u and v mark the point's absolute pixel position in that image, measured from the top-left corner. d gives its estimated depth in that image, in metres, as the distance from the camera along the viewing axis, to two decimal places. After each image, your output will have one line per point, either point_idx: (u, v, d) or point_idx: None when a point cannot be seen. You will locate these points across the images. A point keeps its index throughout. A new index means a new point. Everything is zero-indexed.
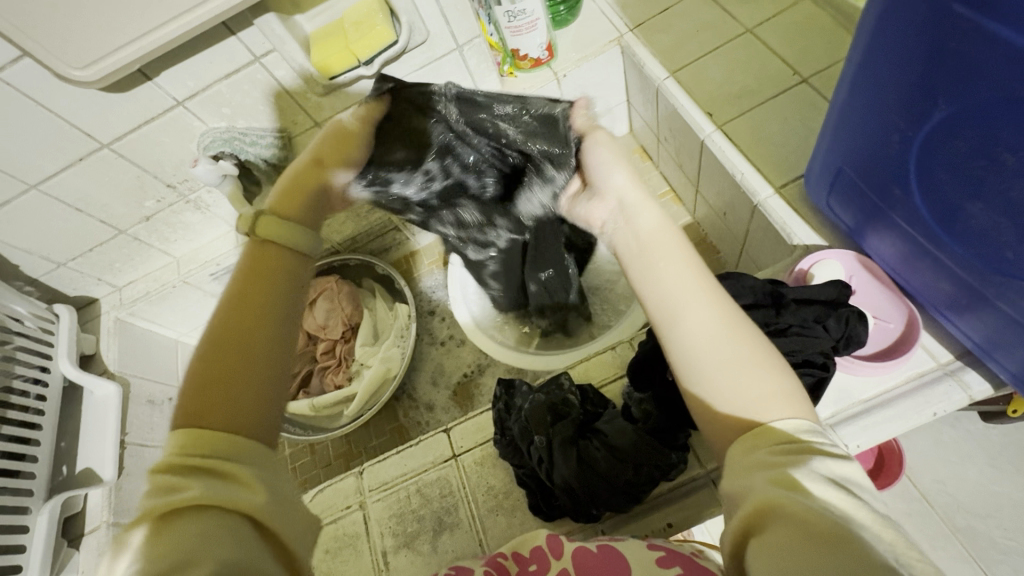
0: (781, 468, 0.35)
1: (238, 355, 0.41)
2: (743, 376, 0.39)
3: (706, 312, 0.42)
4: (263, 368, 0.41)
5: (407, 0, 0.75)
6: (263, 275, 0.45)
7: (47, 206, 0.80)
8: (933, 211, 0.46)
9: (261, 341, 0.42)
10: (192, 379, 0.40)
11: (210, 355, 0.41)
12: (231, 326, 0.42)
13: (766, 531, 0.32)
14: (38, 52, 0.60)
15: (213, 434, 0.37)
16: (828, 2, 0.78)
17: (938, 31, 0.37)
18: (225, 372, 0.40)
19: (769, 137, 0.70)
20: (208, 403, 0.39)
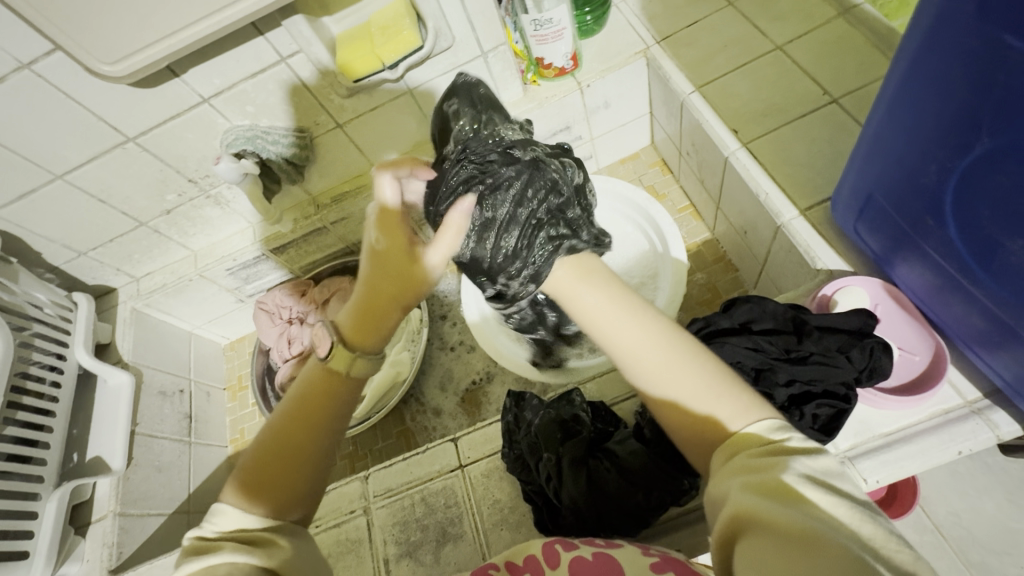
0: (760, 474, 0.35)
1: (285, 463, 0.44)
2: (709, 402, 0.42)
3: (637, 335, 0.47)
4: (311, 473, 0.45)
5: (434, 5, 0.73)
6: (326, 393, 0.47)
7: (71, 196, 0.81)
8: (968, 244, 0.44)
9: (305, 454, 0.45)
10: (244, 477, 0.44)
11: (262, 460, 0.45)
12: (292, 429, 0.46)
13: (744, 536, 0.32)
14: (70, 47, 0.61)
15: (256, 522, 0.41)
16: (861, 22, 0.76)
17: (988, 61, 0.35)
18: (285, 463, 0.44)
19: (795, 157, 0.69)
20: (264, 492, 0.43)
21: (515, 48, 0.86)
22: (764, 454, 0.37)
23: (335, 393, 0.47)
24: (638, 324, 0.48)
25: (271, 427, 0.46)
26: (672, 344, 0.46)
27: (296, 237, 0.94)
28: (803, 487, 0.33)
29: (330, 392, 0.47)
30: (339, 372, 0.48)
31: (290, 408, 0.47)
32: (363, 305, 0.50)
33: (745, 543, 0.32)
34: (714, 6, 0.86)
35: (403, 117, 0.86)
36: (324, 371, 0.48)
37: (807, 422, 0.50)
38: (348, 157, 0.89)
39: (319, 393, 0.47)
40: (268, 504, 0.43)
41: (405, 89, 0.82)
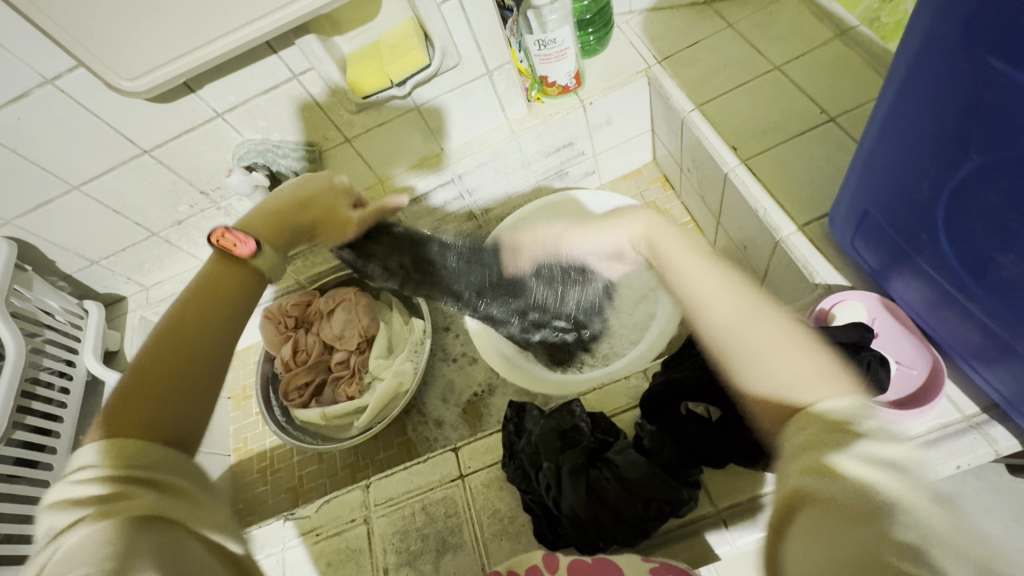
0: (808, 446, 0.32)
1: (169, 363, 0.41)
2: (776, 359, 0.37)
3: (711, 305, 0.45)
4: (206, 369, 0.42)
5: (442, 25, 0.76)
6: (219, 284, 0.47)
7: (87, 206, 0.84)
8: (962, 259, 0.45)
9: (193, 353, 0.42)
10: (120, 391, 0.39)
11: (140, 369, 0.41)
12: (179, 326, 0.43)
13: (804, 511, 0.29)
14: (93, 64, 0.64)
15: (140, 440, 0.36)
16: (857, 43, 0.78)
17: (975, 82, 0.37)
18: (173, 360, 0.41)
19: (794, 174, 0.70)
20: (146, 393, 0.39)
21: (520, 67, 0.88)
22: (820, 420, 0.32)
23: (225, 279, 0.48)
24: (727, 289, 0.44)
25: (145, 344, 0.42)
26: (730, 285, 0.44)
27: (302, 248, 0.96)
28: (859, 456, 0.29)
29: (223, 290, 0.47)
30: (238, 261, 0.50)
31: (179, 303, 0.45)
32: (263, 212, 0.59)
33: (809, 524, 0.29)
34: (714, 28, 0.88)
35: (410, 132, 0.88)
36: (224, 262, 0.49)
37: None
38: (356, 170, 0.92)
39: (214, 295, 0.46)
40: (139, 424, 0.37)
41: (412, 106, 0.85)
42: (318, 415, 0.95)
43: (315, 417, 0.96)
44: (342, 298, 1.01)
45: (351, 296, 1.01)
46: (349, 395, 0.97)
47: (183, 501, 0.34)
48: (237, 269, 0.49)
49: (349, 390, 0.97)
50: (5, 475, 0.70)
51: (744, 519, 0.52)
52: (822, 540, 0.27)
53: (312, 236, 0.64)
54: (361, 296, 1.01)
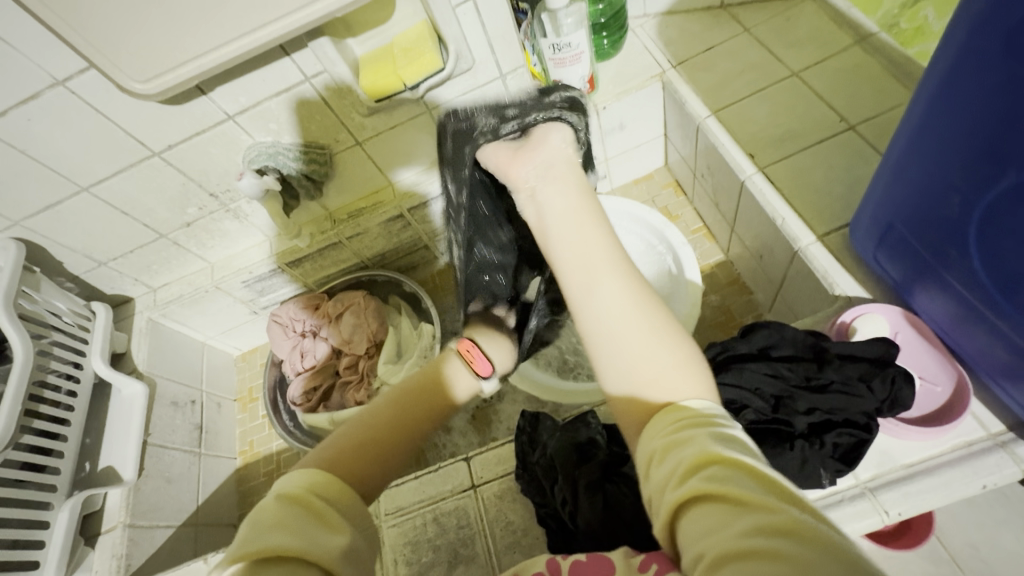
0: (680, 451, 0.36)
1: (371, 453, 0.48)
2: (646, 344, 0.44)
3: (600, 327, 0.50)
4: (392, 464, 0.50)
5: (456, 28, 0.75)
6: (423, 391, 0.55)
7: (95, 208, 0.83)
8: (993, 277, 0.44)
9: (387, 458, 0.49)
10: (330, 451, 0.47)
11: (344, 446, 0.48)
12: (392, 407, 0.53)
13: (695, 508, 0.32)
14: (105, 65, 0.63)
15: (339, 484, 0.44)
16: (877, 50, 0.77)
17: (1012, 98, 0.36)
18: (364, 457, 0.48)
19: (813, 183, 0.69)
20: (349, 464, 0.46)
21: (533, 71, 0.87)
22: (683, 425, 0.38)
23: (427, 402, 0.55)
24: (621, 282, 0.47)
25: (347, 431, 0.50)
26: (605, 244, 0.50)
27: (310, 251, 0.95)
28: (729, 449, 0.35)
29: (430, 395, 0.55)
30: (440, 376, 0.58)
31: (393, 401, 0.53)
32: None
33: (702, 518, 0.32)
34: (730, 33, 0.87)
35: (421, 135, 0.87)
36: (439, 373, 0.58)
37: (827, 451, 0.49)
38: (366, 173, 0.91)
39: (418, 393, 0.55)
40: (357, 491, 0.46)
41: (425, 109, 0.84)
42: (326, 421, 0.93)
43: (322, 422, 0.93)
44: (350, 302, 1.00)
45: (359, 300, 1.00)
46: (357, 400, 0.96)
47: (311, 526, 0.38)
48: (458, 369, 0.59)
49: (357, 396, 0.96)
50: (13, 480, 0.69)
51: None
52: (715, 527, 0.30)
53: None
54: (369, 299, 1.00)
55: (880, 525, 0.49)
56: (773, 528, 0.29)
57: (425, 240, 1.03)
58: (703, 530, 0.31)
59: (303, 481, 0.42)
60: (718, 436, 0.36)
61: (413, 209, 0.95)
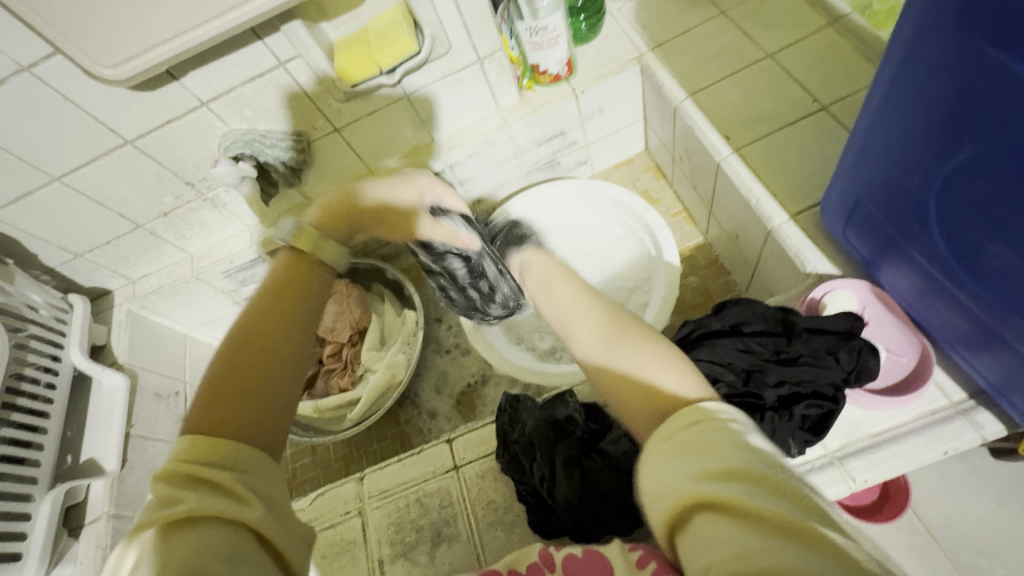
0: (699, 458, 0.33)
1: (245, 380, 0.43)
2: (630, 350, 0.42)
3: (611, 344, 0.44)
4: (280, 374, 0.45)
5: (431, 11, 0.74)
6: (294, 281, 0.50)
7: (68, 198, 0.82)
8: (953, 248, 0.45)
9: (267, 375, 0.44)
10: (202, 398, 0.42)
11: (220, 377, 0.43)
12: (258, 322, 0.46)
13: (707, 516, 0.30)
14: (71, 50, 0.62)
15: (213, 444, 0.39)
16: (849, 31, 0.78)
17: (968, 71, 0.36)
18: (233, 396, 0.42)
19: (785, 163, 0.70)
20: (220, 410, 0.41)
21: (510, 55, 0.86)
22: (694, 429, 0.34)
23: (297, 285, 0.50)
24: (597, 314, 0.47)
25: (216, 368, 0.44)
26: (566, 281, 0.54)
27: (292, 239, 0.94)
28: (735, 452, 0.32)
29: (301, 293, 0.50)
30: (307, 259, 0.53)
31: (258, 307, 0.47)
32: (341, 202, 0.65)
33: (711, 527, 0.29)
34: (706, 15, 0.88)
35: (400, 121, 0.87)
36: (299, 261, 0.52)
37: (796, 422, 0.51)
38: (344, 160, 0.90)
39: (291, 295, 0.49)
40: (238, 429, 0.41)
41: (402, 94, 0.83)
42: (311, 409, 0.95)
43: (308, 410, 0.95)
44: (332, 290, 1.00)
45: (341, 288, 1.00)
46: (342, 387, 0.97)
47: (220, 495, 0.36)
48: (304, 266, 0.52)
49: (341, 382, 0.97)
50: None
51: None
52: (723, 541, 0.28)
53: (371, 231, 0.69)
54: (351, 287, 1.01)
55: (848, 492, 0.51)
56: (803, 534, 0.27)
57: None
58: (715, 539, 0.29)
59: (180, 454, 0.39)
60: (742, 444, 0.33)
61: None
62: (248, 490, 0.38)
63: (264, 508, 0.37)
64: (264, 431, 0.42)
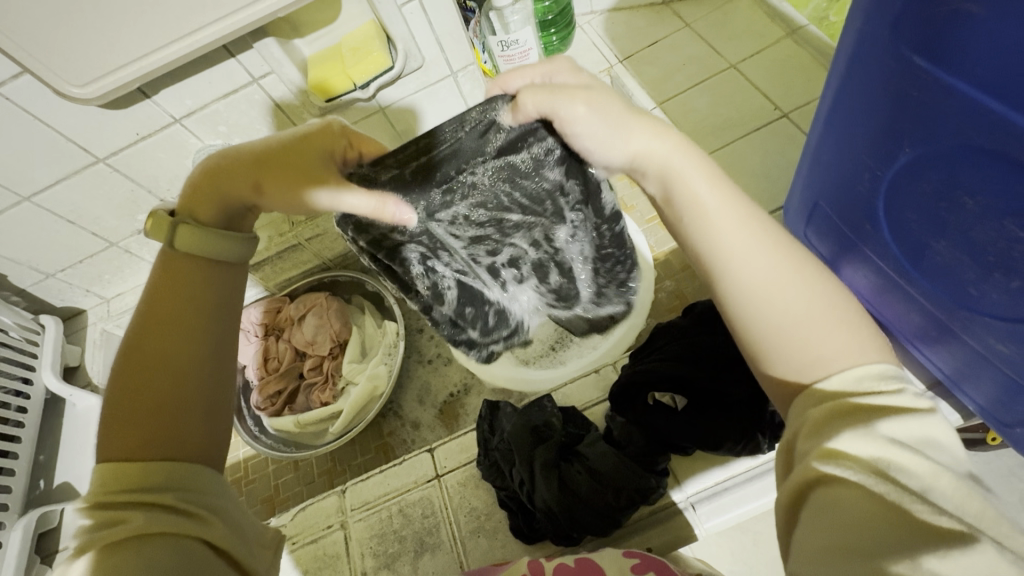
0: (831, 438, 0.31)
1: (149, 407, 0.37)
2: (816, 334, 0.36)
3: (798, 292, 0.37)
4: (195, 398, 0.39)
5: (404, 28, 0.76)
6: (180, 286, 0.41)
7: (39, 217, 0.81)
8: (902, 247, 0.48)
9: (178, 397, 0.38)
10: (107, 425, 0.37)
11: (122, 404, 0.38)
12: (148, 332, 0.40)
13: (831, 494, 0.29)
14: (40, 70, 0.61)
15: (140, 470, 0.35)
16: (807, 42, 0.82)
17: (902, 80, 0.39)
18: (146, 411, 0.37)
19: (751, 169, 0.73)
20: (132, 435, 0.36)
21: (484, 68, 0.88)
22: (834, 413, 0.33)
23: (190, 284, 0.42)
24: (757, 234, 0.39)
25: (111, 396, 0.38)
26: (733, 194, 0.41)
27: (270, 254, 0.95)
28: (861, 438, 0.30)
29: (190, 294, 0.41)
30: (191, 257, 0.42)
31: (143, 316, 0.41)
32: (204, 171, 0.44)
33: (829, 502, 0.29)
34: (672, 27, 0.91)
35: (377, 134, 0.88)
36: (178, 260, 0.42)
37: (768, 419, 0.55)
38: None
39: (178, 294, 0.41)
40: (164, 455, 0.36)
41: (377, 108, 0.84)
42: (292, 423, 0.94)
43: (289, 425, 0.94)
44: (312, 304, 1.00)
45: (321, 301, 1.00)
46: (323, 401, 0.97)
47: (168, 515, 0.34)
48: (197, 266, 0.42)
49: (322, 396, 0.96)
50: None
51: (712, 503, 0.53)
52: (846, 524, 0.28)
53: (252, 203, 0.45)
54: (332, 300, 1.00)
55: None
56: (938, 535, 0.25)
57: None
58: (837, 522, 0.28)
59: (98, 487, 0.35)
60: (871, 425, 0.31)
61: None
62: (203, 506, 0.35)
63: (224, 524, 0.36)
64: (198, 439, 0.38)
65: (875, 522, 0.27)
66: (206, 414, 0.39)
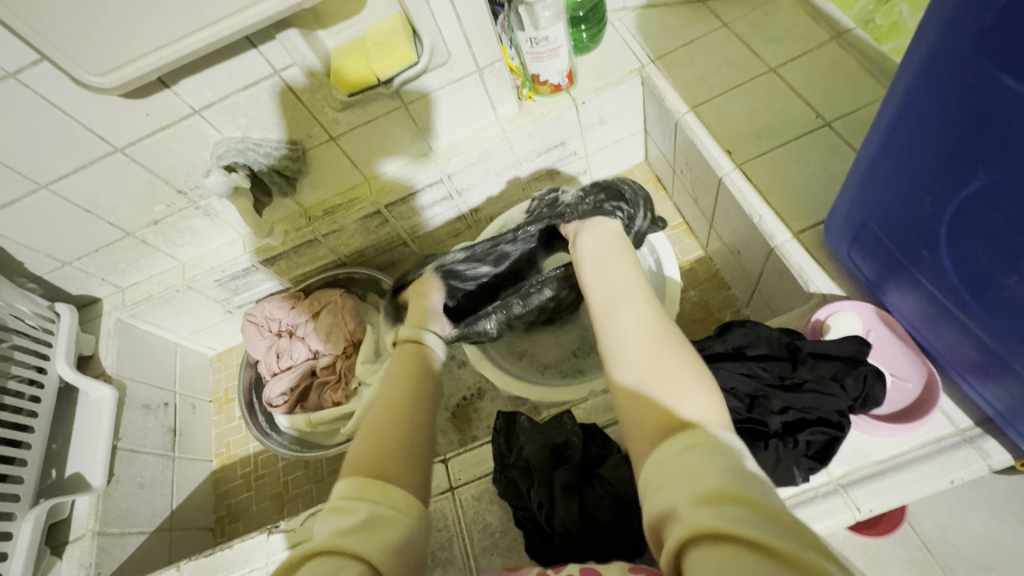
0: (696, 479, 0.33)
1: (394, 444, 0.47)
2: (666, 361, 0.44)
3: (661, 348, 0.45)
4: (419, 446, 0.48)
5: (431, 21, 0.73)
6: (416, 369, 0.57)
7: (56, 206, 0.80)
8: (963, 276, 0.44)
9: (413, 445, 0.48)
10: (362, 455, 0.46)
11: (374, 443, 0.47)
12: (390, 400, 0.52)
13: (703, 545, 0.29)
14: (58, 59, 0.60)
15: (376, 483, 0.42)
16: (853, 46, 0.77)
17: (982, 100, 0.35)
18: (394, 466, 0.45)
19: (789, 180, 0.69)
20: (382, 463, 0.45)
21: (511, 65, 0.87)
22: (692, 452, 0.35)
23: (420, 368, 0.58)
24: (640, 307, 0.51)
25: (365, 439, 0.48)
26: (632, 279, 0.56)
27: (285, 248, 0.93)
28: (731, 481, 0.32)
29: (421, 377, 0.56)
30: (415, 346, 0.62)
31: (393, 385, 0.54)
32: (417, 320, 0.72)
33: (712, 552, 0.29)
34: (709, 27, 0.87)
35: (398, 130, 0.86)
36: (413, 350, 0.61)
37: (801, 449, 0.50)
38: (340, 169, 0.88)
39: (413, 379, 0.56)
40: (389, 480, 0.43)
41: (400, 103, 0.82)
42: (304, 422, 0.94)
43: (301, 423, 0.95)
44: (327, 301, 0.99)
45: (337, 298, 0.99)
46: (335, 401, 0.95)
47: (336, 520, 0.39)
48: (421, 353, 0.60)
49: (335, 397, 0.95)
50: None
51: None
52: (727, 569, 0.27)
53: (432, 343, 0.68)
54: (347, 297, 0.99)
55: (850, 521, 0.50)
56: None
57: (405, 237, 1.02)
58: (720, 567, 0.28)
59: (350, 489, 0.42)
60: (734, 469, 0.33)
61: (390, 206, 0.93)
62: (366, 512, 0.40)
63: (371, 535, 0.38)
64: (422, 495, 0.45)
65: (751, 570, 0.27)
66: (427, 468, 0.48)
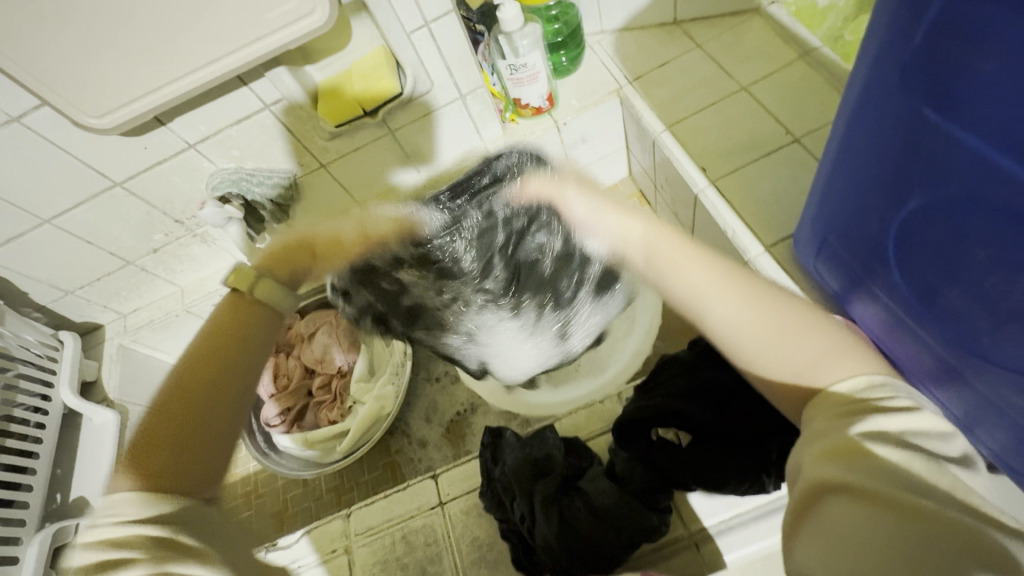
0: (827, 438, 0.36)
1: (187, 425, 0.46)
2: (797, 347, 0.42)
3: (798, 335, 0.43)
4: (223, 417, 0.48)
5: (412, 54, 0.77)
6: (236, 325, 0.52)
7: (60, 239, 0.83)
8: (913, 290, 0.46)
9: (207, 420, 0.47)
10: (139, 435, 0.46)
11: (161, 420, 0.46)
12: (195, 383, 0.48)
13: (838, 499, 0.33)
14: (60, 104, 0.64)
15: (156, 490, 0.43)
16: (820, 64, 0.80)
17: (911, 128, 0.38)
18: (175, 455, 0.45)
19: (761, 196, 0.72)
20: (143, 461, 0.44)
21: (493, 90, 0.87)
22: (844, 409, 0.38)
23: (244, 319, 0.53)
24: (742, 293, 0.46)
25: (151, 412, 0.47)
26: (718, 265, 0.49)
27: None
28: (879, 442, 0.34)
29: (238, 333, 0.52)
30: (254, 301, 0.54)
31: (199, 344, 0.51)
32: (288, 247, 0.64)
33: (846, 508, 0.33)
34: (682, 48, 0.90)
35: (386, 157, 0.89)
36: (241, 300, 0.54)
37: (770, 457, 0.55)
38: (331, 194, 0.91)
39: (225, 336, 0.51)
40: (153, 477, 0.44)
41: (386, 130, 0.85)
42: (300, 441, 0.95)
43: (297, 442, 0.95)
44: (323, 320, 1.02)
45: (332, 318, 1.01)
46: (331, 419, 0.98)
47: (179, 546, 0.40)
48: (245, 311, 0.53)
49: (332, 415, 0.98)
50: None
51: (717, 542, 0.51)
52: (862, 523, 0.32)
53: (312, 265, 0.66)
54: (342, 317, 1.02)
55: None
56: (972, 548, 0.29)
57: None
58: (850, 519, 0.32)
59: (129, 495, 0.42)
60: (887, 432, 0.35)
61: None
62: None
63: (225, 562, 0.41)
64: (205, 480, 0.47)
65: (885, 530, 0.31)
66: (228, 443, 0.49)
